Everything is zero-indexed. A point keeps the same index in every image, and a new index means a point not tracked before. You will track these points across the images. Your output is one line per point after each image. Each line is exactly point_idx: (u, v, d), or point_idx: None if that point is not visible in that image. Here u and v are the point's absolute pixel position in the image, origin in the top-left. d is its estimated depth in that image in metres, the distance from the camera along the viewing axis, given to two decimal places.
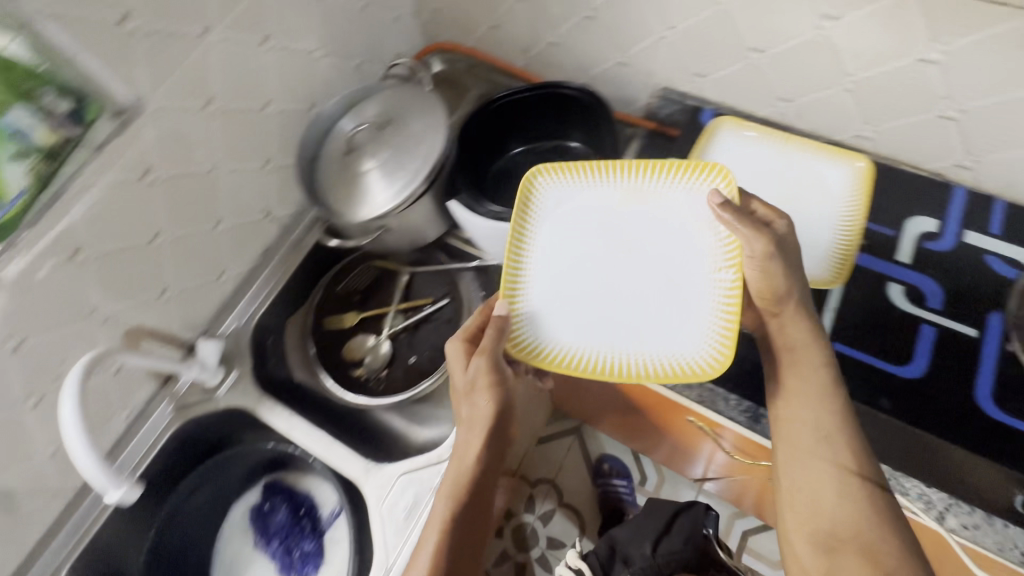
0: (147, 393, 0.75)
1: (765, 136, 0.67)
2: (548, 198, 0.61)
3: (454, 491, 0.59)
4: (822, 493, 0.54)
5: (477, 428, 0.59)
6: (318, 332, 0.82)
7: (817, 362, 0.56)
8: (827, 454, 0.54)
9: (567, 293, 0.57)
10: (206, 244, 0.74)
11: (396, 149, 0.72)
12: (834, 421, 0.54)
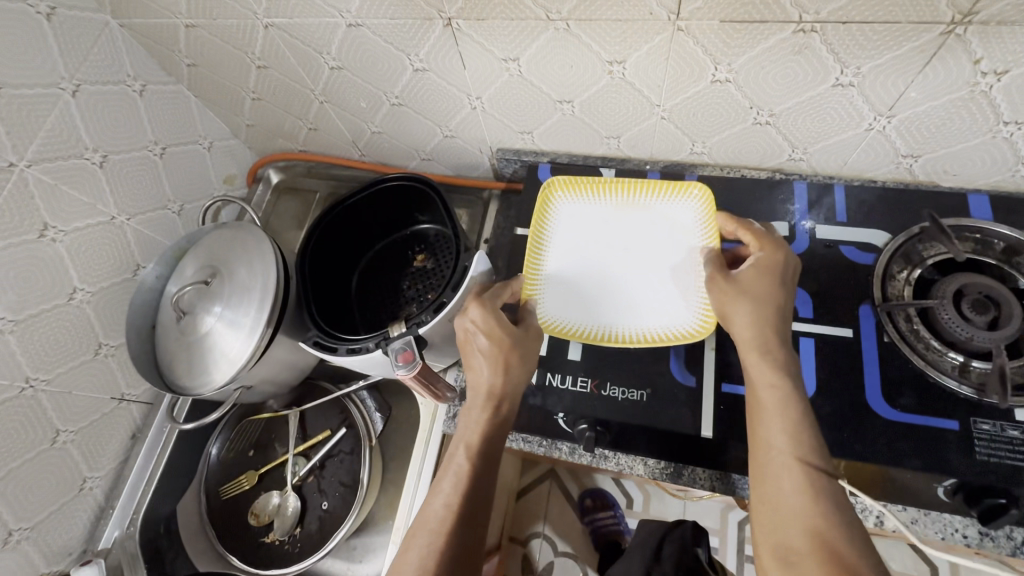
0: None
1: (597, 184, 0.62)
2: (556, 209, 0.62)
3: (444, 516, 0.47)
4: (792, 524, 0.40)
5: (473, 437, 0.50)
6: (217, 507, 0.74)
7: (765, 374, 0.46)
8: (796, 477, 0.41)
9: (577, 289, 0.59)
10: (46, 465, 0.65)
11: (230, 301, 0.65)
12: (799, 440, 0.43)
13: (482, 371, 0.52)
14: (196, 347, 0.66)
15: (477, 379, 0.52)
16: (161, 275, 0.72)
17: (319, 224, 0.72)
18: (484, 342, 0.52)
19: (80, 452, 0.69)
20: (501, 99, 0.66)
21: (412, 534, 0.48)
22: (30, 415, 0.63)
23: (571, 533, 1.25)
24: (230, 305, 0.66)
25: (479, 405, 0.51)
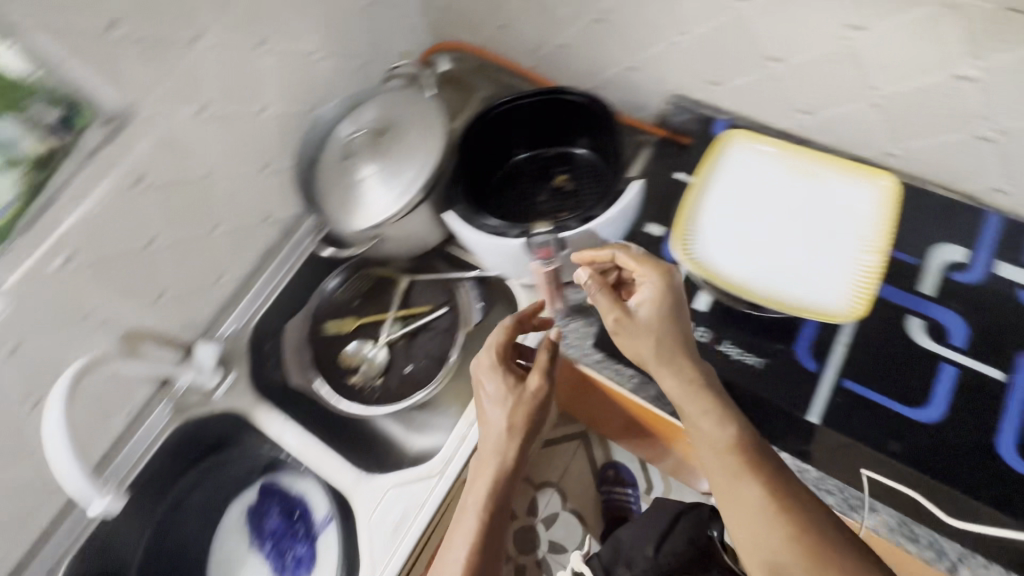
0: (148, 392, 0.76)
1: (777, 148, 0.61)
2: (729, 159, 0.61)
3: (483, 469, 0.59)
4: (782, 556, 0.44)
5: (494, 451, 0.60)
6: (317, 339, 0.81)
7: (709, 424, 0.50)
8: (766, 506, 0.46)
9: (730, 237, 0.58)
10: (202, 248, 0.74)
11: (397, 156, 0.70)
12: (754, 474, 0.48)
13: (492, 409, 0.62)
14: (351, 186, 0.72)
15: (489, 413, 0.62)
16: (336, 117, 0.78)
17: (490, 111, 0.76)
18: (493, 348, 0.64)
19: (227, 248, 0.77)
20: (710, 42, 0.65)
21: (450, 536, 0.58)
22: (205, 200, 0.70)
23: (586, 492, 1.29)
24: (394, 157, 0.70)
25: (494, 423, 0.61)
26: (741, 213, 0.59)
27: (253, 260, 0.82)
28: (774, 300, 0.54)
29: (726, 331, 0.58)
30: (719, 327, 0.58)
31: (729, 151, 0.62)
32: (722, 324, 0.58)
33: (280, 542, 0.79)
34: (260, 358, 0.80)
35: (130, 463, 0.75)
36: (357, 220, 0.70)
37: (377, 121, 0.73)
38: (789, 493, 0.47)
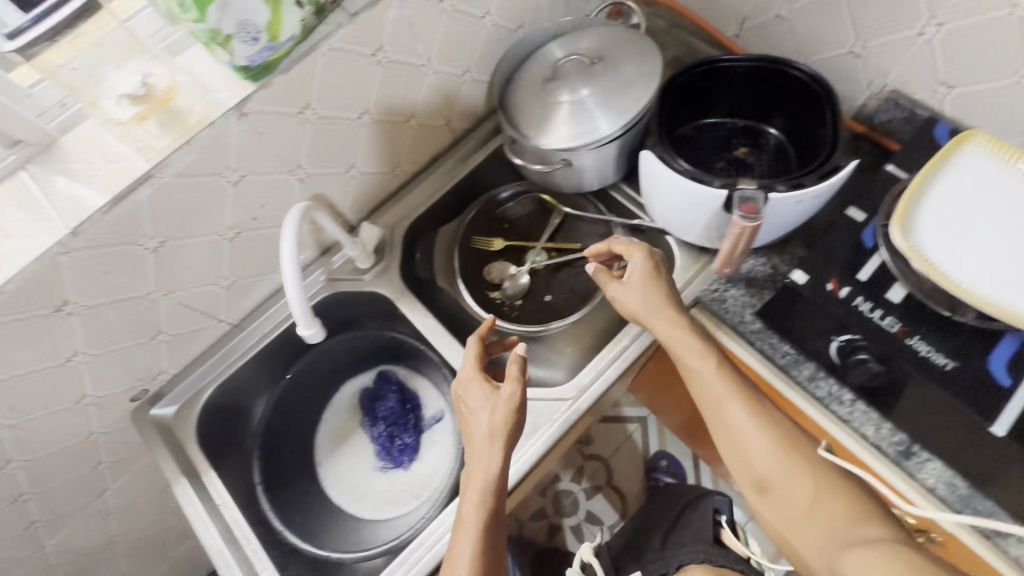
0: (308, 258, 0.80)
1: (1016, 159, 0.59)
2: (960, 161, 0.60)
3: (471, 479, 0.61)
4: (770, 467, 0.55)
5: (486, 453, 0.61)
6: (466, 248, 0.84)
7: (709, 369, 0.59)
8: (760, 430, 0.56)
9: (951, 237, 0.57)
10: (393, 135, 0.77)
11: (607, 89, 0.70)
12: (744, 402, 0.58)
13: (479, 407, 0.64)
14: (553, 104, 0.72)
15: (473, 416, 0.64)
16: (540, 40, 0.79)
17: (703, 68, 0.76)
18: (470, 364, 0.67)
19: (409, 142, 0.80)
20: (962, 41, 0.63)
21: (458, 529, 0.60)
22: (414, 88, 0.73)
23: (633, 476, 1.31)
24: (606, 87, 0.70)
25: (479, 426, 0.62)
26: (966, 216, 0.58)
27: (422, 160, 0.85)
28: (994, 306, 0.53)
29: (919, 326, 0.59)
30: (911, 321, 0.59)
31: (962, 152, 0.60)
32: (915, 319, 0.59)
33: (393, 427, 0.83)
34: (409, 255, 0.84)
35: (281, 317, 0.80)
36: (554, 140, 0.71)
37: (591, 51, 0.74)
38: (771, 412, 0.58)
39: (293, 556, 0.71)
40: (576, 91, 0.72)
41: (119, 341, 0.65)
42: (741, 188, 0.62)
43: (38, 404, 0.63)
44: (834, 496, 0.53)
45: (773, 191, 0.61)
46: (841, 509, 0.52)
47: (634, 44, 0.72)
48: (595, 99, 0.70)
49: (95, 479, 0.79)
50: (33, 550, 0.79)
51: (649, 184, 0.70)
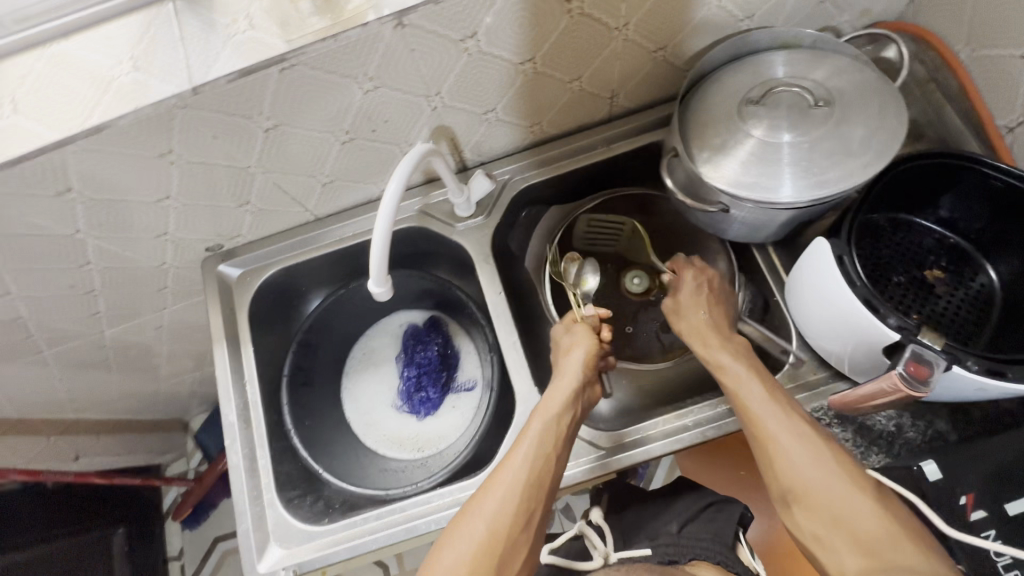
0: (413, 181, 0.75)
1: None
2: None
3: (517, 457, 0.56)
4: (823, 493, 0.50)
5: (540, 446, 0.57)
6: (569, 238, 0.77)
7: (757, 391, 0.56)
8: (807, 444, 0.52)
9: None
10: (547, 91, 0.67)
11: (814, 145, 0.56)
12: (795, 418, 0.54)
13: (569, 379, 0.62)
14: (739, 129, 0.59)
15: (558, 384, 0.63)
16: (763, 43, 0.64)
17: (953, 162, 0.60)
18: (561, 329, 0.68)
19: (559, 106, 0.70)
20: None
21: (481, 493, 0.55)
22: (591, 51, 0.63)
23: None
24: (813, 140, 0.56)
25: (542, 421, 0.58)
26: None
27: (564, 126, 0.75)
28: None
29: None
30: None
31: None
32: None
33: (421, 375, 0.82)
34: (507, 219, 0.76)
35: (364, 229, 0.77)
36: (719, 175, 0.59)
37: (817, 86, 0.59)
38: (820, 432, 0.53)
39: (290, 454, 0.74)
40: (774, 127, 0.58)
41: (209, 197, 0.64)
42: (914, 338, 0.50)
43: (124, 226, 0.64)
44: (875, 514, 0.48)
45: (955, 361, 0.49)
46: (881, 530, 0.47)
47: (874, 102, 0.57)
48: (792, 147, 0.57)
49: (160, 298, 0.84)
50: (96, 331, 0.87)
51: (803, 273, 0.58)
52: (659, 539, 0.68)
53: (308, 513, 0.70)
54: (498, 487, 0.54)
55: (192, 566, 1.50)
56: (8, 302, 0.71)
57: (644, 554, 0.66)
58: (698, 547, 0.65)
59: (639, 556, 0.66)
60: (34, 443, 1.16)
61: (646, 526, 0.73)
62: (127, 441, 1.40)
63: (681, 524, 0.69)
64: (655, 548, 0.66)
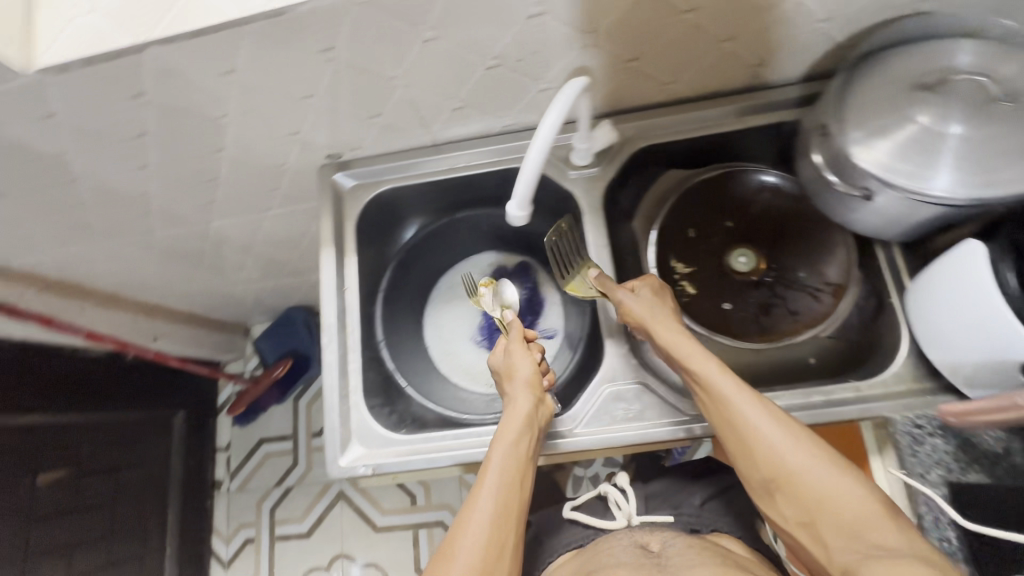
0: (535, 121, 0.75)
1: None
2: None
3: (484, 487, 0.58)
4: (791, 462, 0.53)
5: (510, 464, 0.60)
6: (679, 204, 0.76)
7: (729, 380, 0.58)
8: (769, 422, 0.56)
9: None
10: (697, 48, 0.65)
11: (986, 141, 0.53)
12: (758, 407, 0.57)
13: (523, 399, 0.65)
14: (904, 114, 0.56)
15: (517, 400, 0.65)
16: (941, 27, 0.60)
17: None
18: (501, 358, 0.71)
19: (703, 65, 0.68)
20: None
21: (465, 518, 0.56)
22: (756, 11, 0.60)
23: None
24: (988, 134, 0.53)
25: (507, 444, 0.61)
26: None
27: (699, 90, 0.73)
28: None
29: None
30: None
31: None
32: None
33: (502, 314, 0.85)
34: (621, 175, 0.76)
35: (477, 162, 0.78)
36: (873, 156, 0.56)
37: (999, 80, 0.55)
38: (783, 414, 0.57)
39: (376, 364, 0.77)
40: (945, 113, 0.55)
41: (348, 103, 0.66)
42: None
43: (265, 118, 0.67)
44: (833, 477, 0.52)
45: None
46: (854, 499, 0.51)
47: None
48: (962, 137, 0.54)
49: (270, 198, 0.87)
50: (204, 220, 0.92)
51: (939, 273, 0.56)
52: (683, 509, 0.77)
53: (386, 421, 0.74)
54: (471, 522, 0.55)
55: (236, 459, 1.60)
56: (143, 175, 0.75)
57: (667, 521, 0.75)
58: (718, 521, 0.75)
59: (663, 521, 0.75)
60: (122, 319, 1.24)
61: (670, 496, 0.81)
62: (196, 333, 1.48)
63: (703, 500, 0.79)
64: (679, 516, 0.75)
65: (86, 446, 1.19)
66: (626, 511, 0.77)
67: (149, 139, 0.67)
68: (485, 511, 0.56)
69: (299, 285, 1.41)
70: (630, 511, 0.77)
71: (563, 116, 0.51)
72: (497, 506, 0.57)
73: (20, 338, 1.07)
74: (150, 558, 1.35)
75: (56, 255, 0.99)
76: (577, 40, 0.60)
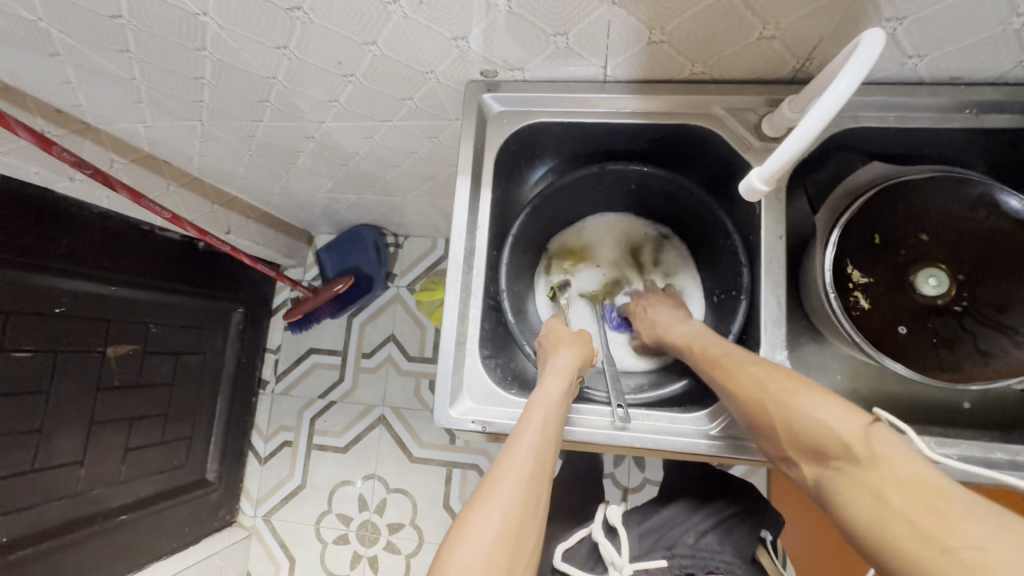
0: (728, 76, 0.64)
1: None
2: None
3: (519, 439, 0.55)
4: (808, 413, 0.50)
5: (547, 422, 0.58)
6: (874, 202, 0.65)
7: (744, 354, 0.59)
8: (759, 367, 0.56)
9: None
10: (979, 20, 0.52)
11: None
12: (774, 370, 0.55)
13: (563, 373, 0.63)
14: None
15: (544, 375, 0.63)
16: None
17: None
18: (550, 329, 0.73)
19: (967, 44, 0.55)
20: None
21: (497, 472, 0.52)
22: None
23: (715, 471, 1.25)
24: None
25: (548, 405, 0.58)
26: None
27: (939, 73, 0.60)
28: None
29: None
30: None
31: None
32: None
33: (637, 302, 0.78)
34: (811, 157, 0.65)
35: (647, 110, 0.68)
36: None
37: None
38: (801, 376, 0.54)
39: (490, 313, 0.71)
40: None
41: (536, 13, 0.56)
42: None
43: (437, 14, 0.57)
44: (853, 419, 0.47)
45: None
46: (833, 422, 0.48)
47: None
48: None
49: (397, 108, 0.79)
50: (318, 118, 0.84)
51: None
52: (676, 551, 0.68)
53: (497, 376, 0.69)
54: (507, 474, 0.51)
55: (284, 364, 1.61)
56: (277, 55, 0.67)
57: (661, 567, 0.66)
58: (715, 560, 0.66)
59: (657, 568, 0.66)
60: (202, 205, 1.19)
61: (667, 533, 0.72)
62: (268, 233, 1.42)
63: (698, 536, 0.70)
64: (673, 561, 0.66)
65: (153, 324, 1.20)
66: (616, 564, 0.66)
67: (301, 14, 0.58)
68: (519, 459, 0.53)
69: (379, 205, 1.34)
70: (621, 563, 0.65)
71: (854, 84, 0.42)
72: (531, 457, 0.53)
73: (105, 206, 1.03)
74: (196, 445, 1.38)
75: (156, 127, 0.93)
76: None
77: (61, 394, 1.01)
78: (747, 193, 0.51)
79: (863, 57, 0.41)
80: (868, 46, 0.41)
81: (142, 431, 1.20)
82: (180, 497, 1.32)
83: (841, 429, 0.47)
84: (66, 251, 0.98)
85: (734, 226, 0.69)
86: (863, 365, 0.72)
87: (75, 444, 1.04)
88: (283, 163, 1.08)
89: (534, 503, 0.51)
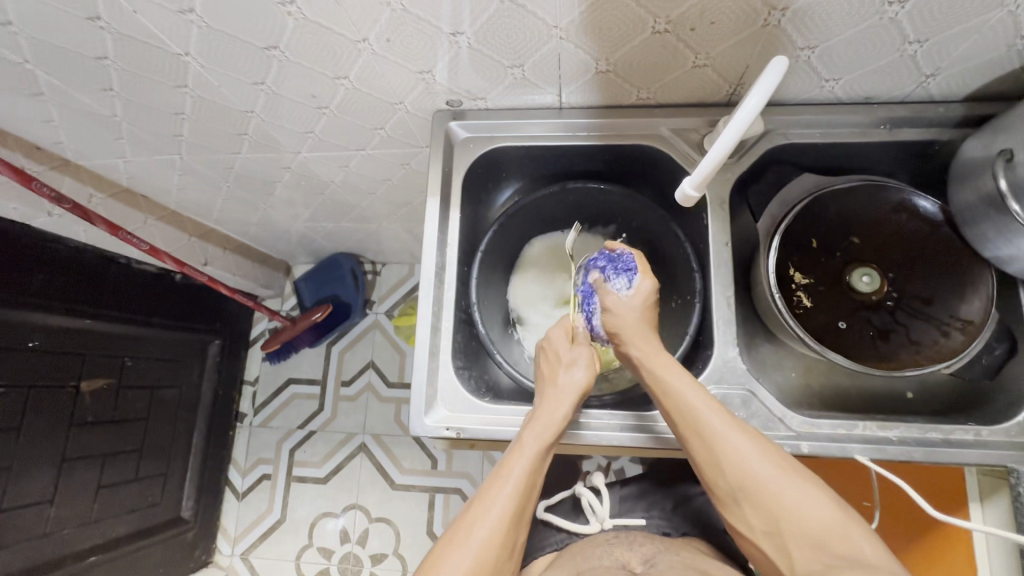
0: (672, 99, 0.71)
1: None
2: None
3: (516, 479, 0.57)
4: (777, 493, 0.50)
5: (536, 457, 0.59)
6: (811, 208, 0.71)
7: (699, 394, 0.57)
8: (744, 441, 0.53)
9: None
10: (878, 47, 0.59)
11: None
12: (737, 429, 0.54)
13: (564, 402, 0.63)
14: None
15: (558, 402, 0.63)
16: None
17: None
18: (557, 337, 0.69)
19: (871, 69, 0.63)
20: None
21: (474, 513, 0.55)
22: (958, 18, 0.54)
23: None
24: None
25: (541, 440, 0.59)
26: None
27: (853, 94, 0.68)
28: None
29: None
30: None
31: None
32: None
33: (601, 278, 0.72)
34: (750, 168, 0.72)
35: (602, 133, 0.74)
36: None
37: None
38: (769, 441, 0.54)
39: (464, 325, 0.75)
40: None
41: (494, 48, 0.62)
42: None
43: (403, 51, 0.62)
44: (818, 505, 0.49)
45: None
46: (804, 509, 0.49)
47: None
48: None
49: (370, 138, 0.83)
50: (294, 148, 0.88)
51: None
52: (653, 512, 0.75)
53: (471, 384, 0.72)
54: (487, 517, 0.54)
55: (262, 396, 1.60)
56: (255, 90, 0.71)
57: (639, 524, 0.73)
58: (686, 525, 0.73)
59: (636, 525, 0.72)
60: (179, 238, 1.21)
61: (643, 500, 0.77)
62: (245, 264, 1.44)
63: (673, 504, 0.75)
64: (651, 520, 0.73)
65: (129, 358, 1.19)
66: (599, 515, 0.73)
67: (277, 53, 0.64)
68: (500, 497, 0.55)
69: (356, 232, 1.37)
70: (604, 514, 0.73)
71: (762, 102, 0.50)
72: (514, 499, 0.56)
73: (83, 240, 1.05)
74: (172, 481, 1.35)
75: (136, 161, 0.96)
76: (762, 17, 0.56)
77: (33, 430, 1.00)
78: (684, 201, 0.61)
79: (764, 87, 0.49)
80: (770, 74, 0.49)
81: (115, 468, 1.18)
82: (154, 537, 1.28)
83: (814, 518, 0.48)
84: (43, 285, 0.99)
85: (687, 235, 0.75)
86: (813, 361, 0.77)
87: (45, 483, 1.02)
88: (261, 193, 1.11)
89: (511, 540, 0.55)
